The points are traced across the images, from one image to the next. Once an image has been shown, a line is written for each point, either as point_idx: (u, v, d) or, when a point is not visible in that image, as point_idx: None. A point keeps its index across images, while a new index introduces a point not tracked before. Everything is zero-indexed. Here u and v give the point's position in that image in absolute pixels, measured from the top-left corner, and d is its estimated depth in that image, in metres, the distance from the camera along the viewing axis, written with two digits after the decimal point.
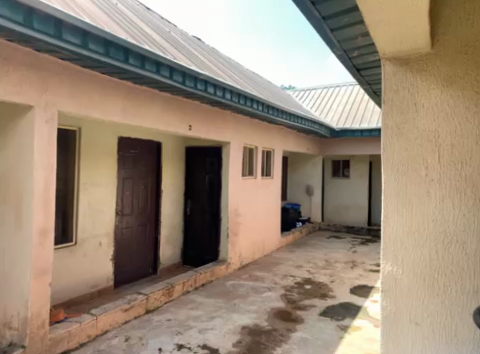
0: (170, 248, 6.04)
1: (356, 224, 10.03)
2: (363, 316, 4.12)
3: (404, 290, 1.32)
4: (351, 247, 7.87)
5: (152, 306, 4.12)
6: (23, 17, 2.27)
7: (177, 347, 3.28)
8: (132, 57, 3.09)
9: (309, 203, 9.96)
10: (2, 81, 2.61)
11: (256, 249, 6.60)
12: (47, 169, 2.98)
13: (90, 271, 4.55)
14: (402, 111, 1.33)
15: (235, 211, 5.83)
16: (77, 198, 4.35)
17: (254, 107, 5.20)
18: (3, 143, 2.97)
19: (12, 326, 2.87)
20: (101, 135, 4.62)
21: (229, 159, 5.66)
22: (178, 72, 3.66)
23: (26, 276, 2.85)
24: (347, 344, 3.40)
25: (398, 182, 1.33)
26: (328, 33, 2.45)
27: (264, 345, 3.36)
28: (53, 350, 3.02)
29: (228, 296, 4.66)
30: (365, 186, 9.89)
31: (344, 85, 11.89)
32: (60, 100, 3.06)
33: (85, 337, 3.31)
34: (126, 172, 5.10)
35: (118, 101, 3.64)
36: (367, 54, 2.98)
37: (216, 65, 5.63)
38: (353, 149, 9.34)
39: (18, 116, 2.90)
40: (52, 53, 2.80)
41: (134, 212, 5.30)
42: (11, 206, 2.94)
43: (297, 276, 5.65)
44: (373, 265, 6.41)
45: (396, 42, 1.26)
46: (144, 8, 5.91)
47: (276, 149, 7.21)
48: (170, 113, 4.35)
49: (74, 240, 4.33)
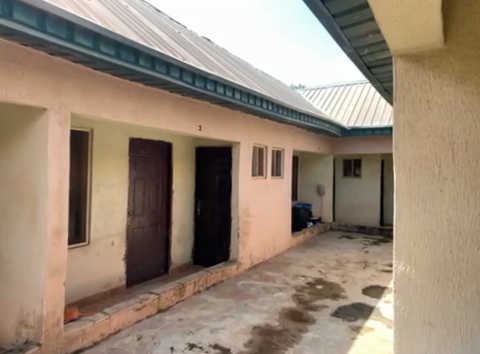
0: (181, 248, 6.07)
1: (368, 224, 9.94)
2: (376, 316, 4.08)
3: (418, 290, 1.18)
4: (362, 247, 7.80)
5: (164, 305, 4.15)
6: (38, 21, 2.31)
7: (189, 347, 3.30)
8: (142, 59, 3.11)
9: (319, 202, 9.91)
10: (17, 85, 2.67)
11: (267, 249, 6.59)
12: (61, 169, 3.03)
13: (102, 271, 4.60)
14: (414, 109, 1.19)
15: (245, 211, 5.83)
16: (90, 199, 4.41)
17: (264, 106, 5.20)
18: (18, 145, 3.02)
19: (28, 324, 2.92)
20: (113, 137, 4.67)
21: (239, 159, 5.66)
22: (188, 73, 3.68)
23: (41, 276, 2.91)
24: (360, 344, 3.38)
25: (409, 187, 1.20)
26: (338, 31, 2.44)
27: (275, 346, 3.35)
28: (67, 348, 3.06)
29: (238, 296, 4.66)
30: (376, 185, 9.80)
31: (355, 84, 11.80)
32: (73, 102, 3.11)
33: (98, 335, 3.35)
34: (138, 172, 5.15)
35: (129, 102, 3.68)
36: (377, 52, 2.96)
37: (226, 65, 5.62)
38: (364, 148, 9.26)
39: (32, 118, 2.95)
40: (64, 56, 2.84)
41: (146, 212, 5.34)
42: (26, 206, 2.99)
43: (308, 276, 5.63)
44: (385, 266, 6.35)
45: (408, 39, 1.15)
46: (154, 10, 5.96)
47: (286, 148, 7.19)
48: (181, 114, 4.38)
49: (87, 239, 4.39)
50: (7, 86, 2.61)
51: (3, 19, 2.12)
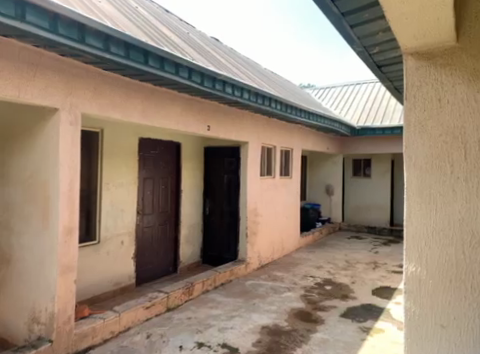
0: (190, 247, 6.10)
1: (377, 224, 9.86)
2: (386, 318, 4.05)
3: (429, 291, 1.17)
4: (372, 248, 7.75)
5: (173, 304, 4.17)
6: (50, 23, 2.34)
7: (198, 346, 3.31)
8: (151, 59, 3.13)
9: (329, 203, 9.86)
10: (30, 85, 2.72)
11: (275, 249, 6.58)
12: (72, 169, 3.06)
13: (112, 269, 4.64)
14: (425, 108, 1.18)
15: (254, 211, 5.83)
16: (100, 198, 4.45)
17: (272, 106, 5.19)
18: (30, 145, 3.07)
19: (40, 321, 2.96)
20: (123, 136, 4.71)
21: (247, 159, 5.66)
22: (197, 73, 3.69)
23: (53, 273, 2.95)
24: (369, 346, 3.35)
25: (420, 186, 1.19)
26: (348, 29, 2.43)
27: (284, 346, 3.34)
28: (78, 346, 3.10)
29: (247, 295, 4.66)
30: (386, 185, 9.72)
31: (364, 83, 11.71)
32: (84, 103, 3.14)
33: (108, 333, 3.38)
34: (147, 172, 5.18)
35: (139, 102, 3.70)
36: (387, 50, 2.93)
37: (234, 65, 5.63)
38: (374, 148, 9.19)
39: (43, 119, 2.99)
40: (75, 57, 2.87)
41: (155, 212, 5.38)
42: (38, 205, 3.03)
43: (317, 277, 5.61)
44: (395, 266, 6.29)
45: (419, 36, 1.15)
46: (163, 10, 5.99)
47: (295, 148, 7.17)
48: (190, 114, 4.40)
49: (97, 238, 4.43)
50: (20, 86, 2.65)
51: (16, 21, 2.16)
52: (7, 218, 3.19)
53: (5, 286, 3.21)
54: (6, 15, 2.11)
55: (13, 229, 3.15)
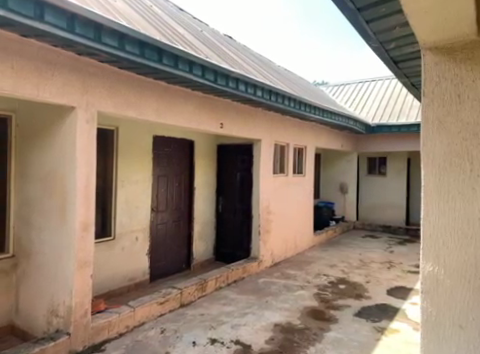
0: (203, 244, 6.14)
1: (393, 223, 9.74)
2: (401, 318, 4.00)
3: (446, 292, 1.14)
4: (387, 247, 7.65)
5: (186, 300, 4.21)
6: (67, 22, 2.38)
7: (211, 342, 3.34)
8: (165, 58, 3.16)
9: (343, 201, 9.78)
10: (48, 84, 2.78)
11: (288, 247, 6.57)
12: (88, 166, 3.12)
13: (126, 265, 4.71)
14: (444, 104, 1.15)
15: (267, 208, 5.83)
16: (115, 194, 4.52)
17: (286, 103, 5.16)
18: (49, 143, 3.13)
19: (58, 313, 3.03)
20: (138, 134, 4.76)
21: (260, 158, 5.64)
22: (210, 71, 3.70)
23: (70, 268, 3.01)
24: (384, 346, 3.32)
25: (438, 184, 1.16)
26: (364, 25, 2.40)
27: (297, 344, 3.34)
28: (94, 339, 3.16)
29: (260, 293, 4.67)
30: (401, 184, 9.59)
31: (380, 79, 11.54)
32: (100, 101, 3.19)
33: (123, 327, 3.44)
34: (161, 169, 5.23)
35: (153, 100, 3.74)
36: (405, 46, 2.88)
37: (248, 62, 5.61)
38: (389, 145, 9.07)
39: (61, 117, 3.05)
40: (91, 56, 2.91)
41: (169, 209, 5.43)
42: (55, 201, 3.10)
43: (331, 275, 5.58)
44: (410, 266, 6.20)
45: (438, 29, 1.12)
46: (177, 9, 6.03)
47: (308, 146, 7.12)
48: (203, 112, 4.42)
49: (112, 234, 4.50)
50: (39, 86, 2.72)
51: (35, 21, 2.21)
52: (26, 214, 3.29)
53: (24, 279, 3.30)
54: (25, 16, 2.15)
55: (32, 224, 3.24)
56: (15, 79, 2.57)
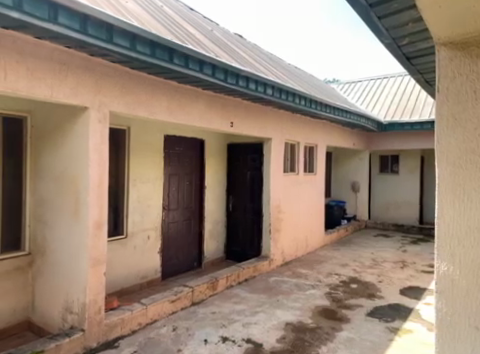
0: (214, 242, 6.16)
1: (406, 222, 9.62)
2: (415, 318, 3.95)
3: (462, 292, 1.12)
4: (400, 247, 7.56)
5: (197, 298, 4.23)
6: (80, 24, 2.41)
7: (222, 340, 3.35)
8: (176, 57, 3.18)
9: (354, 200, 9.70)
10: (62, 85, 2.82)
11: (299, 246, 6.54)
12: (101, 165, 3.15)
13: (139, 263, 4.75)
14: (459, 100, 1.13)
15: (277, 207, 5.82)
16: (127, 193, 4.56)
17: (297, 102, 5.13)
18: (62, 143, 3.18)
19: (73, 310, 3.08)
20: (149, 134, 4.79)
21: (271, 156, 5.63)
22: (220, 70, 3.70)
23: (84, 265, 3.05)
24: (398, 346, 3.29)
25: (452, 182, 1.13)
26: (376, 21, 2.37)
27: (309, 343, 3.33)
28: (108, 336, 3.20)
29: (271, 292, 4.67)
30: (414, 182, 9.47)
31: (393, 76, 11.39)
32: (111, 102, 3.22)
33: (136, 324, 3.47)
34: (172, 168, 5.27)
35: (164, 100, 3.76)
36: (419, 41, 2.83)
37: (258, 61, 5.60)
38: (402, 143, 8.96)
39: (74, 117, 3.09)
40: (103, 56, 2.94)
41: (180, 207, 5.46)
42: (69, 200, 3.14)
43: (342, 275, 5.54)
44: (424, 266, 6.12)
45: (453, 25, 1.10)
46: (187, 8, 6.04)
47: (319, 144, 7.08)
48: (214, 111, 4.43)
49: (124, 232, 4.55)
50: (54, 87, 2.76)
51: (49, 23, 2.24)
52: (41, 213, 3.34)
53: (40, 277, 3.37)
54: (40, 18, 2.19)
55: (46, 223, 3.29)
56: (30, 80, 2.61)
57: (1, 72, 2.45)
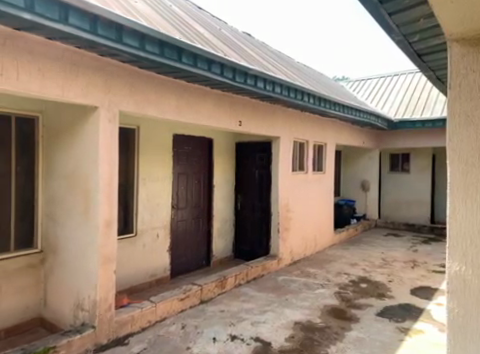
0: (222, 241, 6.18)
1: (417, 222, 9.52)
2: (426, 319, 3.91)
3: (474, 292, 1.10)
4: (411, 246, 7.49)
5: (206, 296, 4.24)
6: (89, 24, 2.42)
7: (231, 338, 3.35)
8: (184, 57, 3.18)
9: (364, 199, 9.63)
10: (73, 85, 2.85)
11: (308, 245, 6.53)
12: (111, 164, 3.18)
13: (148, 261, 4.78)
14: (471, 97, 1.11)
15: (286, 206, 5.80)
16: (137, 191, 4.59)
17: (305, 100, 5.11)
18: (73, 142, 3.22)
19: (84, 307, 3.12)
20: (158, 133, 4.81)
21: (279, 155, 5.62)
22: (229, 69, 3.70)
23: (95, 264, 3.08)
24: (408, 347, 3.26)
25: (463, 181, 1.12)
26: (386, 17, 2.35)
27: (317, 342, 3.31)
28: (118, 333, 3.23)
29: (279, 291, 4.67)
30: (426, 181, 9.37)
31: (403, 73, 11.26)
32: (120, 101, 3.23)
33: (146, 322, 3.50)
34: (181, 167, 5.29)
35: (173, 99, 3.77)
36: (430, 38, 2.79)
37: (267, 59, 5.57)
38: (413, 142, 8.86)
39: (84, 117, 3.12)
40: (113, 56, 2.96)
41: (188, 206, 5.48)
42: (80, 199, 3.18)
43: (352, 274, 5.51)
44: (436, 266, 6.05)
45: (465, 22, 1.07)
46: (195, 7, 6.05)
47: (328, 143, 7.04)
48: (222, 110, 4.43)
49: (134, 230, 4.58)
50: (65, 86, 2.79)
51: (60, 24, 2.26)
52: (53, 211, 3.38)
53: (51, 274, 3.41)
54: (51, 19, 2.21)
55: (58, 221, 3.33)
56: (41, 80, 2.64)
57: (14, 72, 2.48)
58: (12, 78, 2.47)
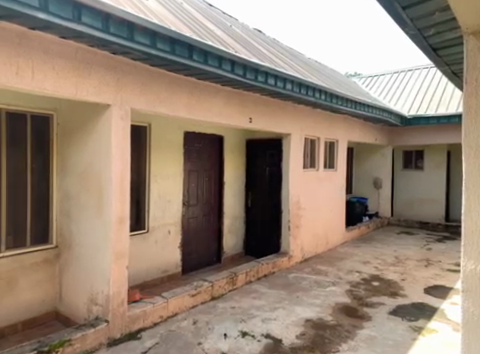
0: (233, 238, 6.19)
1: (431, 220, 9.39)
2: (440, 318, 3.85)
3: None
4: (425, 245, 7.39)
5: (217, 293, 4.26)
6: (102, 23, 2.44)
7: (242, 334, 3.37)
8: (195, 54, 3.18)
9: (376, 197, 9.53)
10: (86, 83, 2.88)
11: (319, 243, 6.49)
12: (123, 161, 3.20)
13: (160, 257, 4.82)
14: None
15: (297, 204, 5.78)
16: (148, 188, 4.62)
17: (317, 96, 5.06)
18: (87, 140, 3.25)
19: (97, 302, 3.16)
20: (169, 130, 4.84)
21: (290, 152, 5.59)
22: (239, 66, 3.69)
23: (108, 259, 3.12)
24: (422, 346, 3.21)
25: (476, 175, 1.22)
26: (400, 11, 2.31)
27: (328, 340, 3.30)
28: (131, 327, 3.27)
29: (290, 288, 4.66)
30: (440, 178, 9.22)
31: (418, 69, 11.08)
32: (132, 99, 3.25)
33: (157, 317, 3.53)
34: (192, 164, 5.31)
35: (184, 97, 3.78)
36: (445, 31, 2.73)
37: (278, 56, 5.54)
38: (427, 139, 8.72)
39: (97, 115, 3.15)
40: (125, 54, 2.99)
41: (199, 203, 5.51)
42: (93, 196, 3.22)
43: (364, 272, 5.47)
44: (451, 265, 5.95)
45: None
46: (207, 5, 6.05)
47: (340, 139, 6.97)
48: (233, 107, 4.43)
49: (146, 227, 4.62)
50: (78, 85, 2.82)
51: (73, 23, 2.28)
52: (67, 207, 3.43)
53: (66, 269, 3.47)
54: (65, 18, 2.23)
55: (72, 217, 3.38)
56: (55, 79, 2.67)
57: (29, 71, 2.51)
58: (27, 77, 2.51)
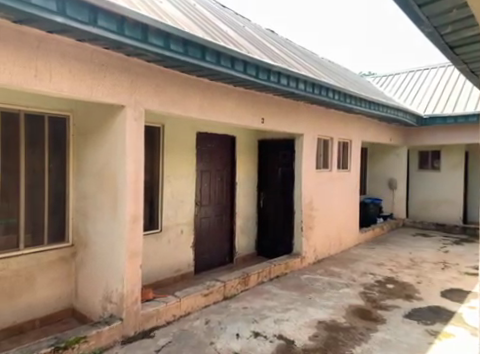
0: (245, 238, 6.19)
1: (447, 222, 9.21)
2: (457, 322, 3.77)
3: None
4: (441, 247, 7.25)
5: (229, 293, 4.26)
6: (117, 25, 2.47)
7: (254, 335, 3.36)
8: (208, 55, 3.19)
9: (391, 198, 9.40)
10: (101, 85, 2.91)
11: (332, 244, 6.43)
12: (137, 162, 3.23)
13: (172, 257, 4.85)
14: None
15: (309, 205, 5.74)
16: (161, 188, 4.65)
17: (330, 96, 5.02)
18: (102, 140, 3.29)
19: (112, 300, 3.19)
20: (182, 131, 4.87)
21: (303, 152, 5.56)
22: (252, 66, 3.69)
23: (122, 258, 3.15)
24: (438, 350, 3.15)
25: None
26: (416, 9, 2.28)
27: (342, 343, 3.27)
28: (144, 326, 3.30)
29: (302, 289, 4.63)
30: (457, 179, 9.04)
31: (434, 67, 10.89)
32: (146, 100, 3.28)
33: (170, 316, 3.55)
34: (204, 165, 5.33)
35: (197, 98, 3.79)
36: (462, 29, 2.68)
37: (291, 56, 5.52)
38: (443, 139, 8.56)
39: (112, 116, 3.19)
40: (139, 56, 3.01)
41: (212, 203, 5.52)
42: (107, 195, 3.26)
43: (378, 274, 5.40)
44: (468, 268, 5.82)
45: None
46: (220, 6, 6.08)
47: (354, 140, 6.90)
48: (246, 108, 4.43)
49: (159, 227, 4.66)
50: (93, 87, 2.86)
51: (89, 26, 2.31)
52: (83, 207, 3.48)
53: (82, 267, 3.52)
54: (81, 22, 2.26)
55: (87, 216, 3.43)
56: (72, 81, 2.72)
57: (47, 74, 2.56)
58: (45, 80, 2.55)
